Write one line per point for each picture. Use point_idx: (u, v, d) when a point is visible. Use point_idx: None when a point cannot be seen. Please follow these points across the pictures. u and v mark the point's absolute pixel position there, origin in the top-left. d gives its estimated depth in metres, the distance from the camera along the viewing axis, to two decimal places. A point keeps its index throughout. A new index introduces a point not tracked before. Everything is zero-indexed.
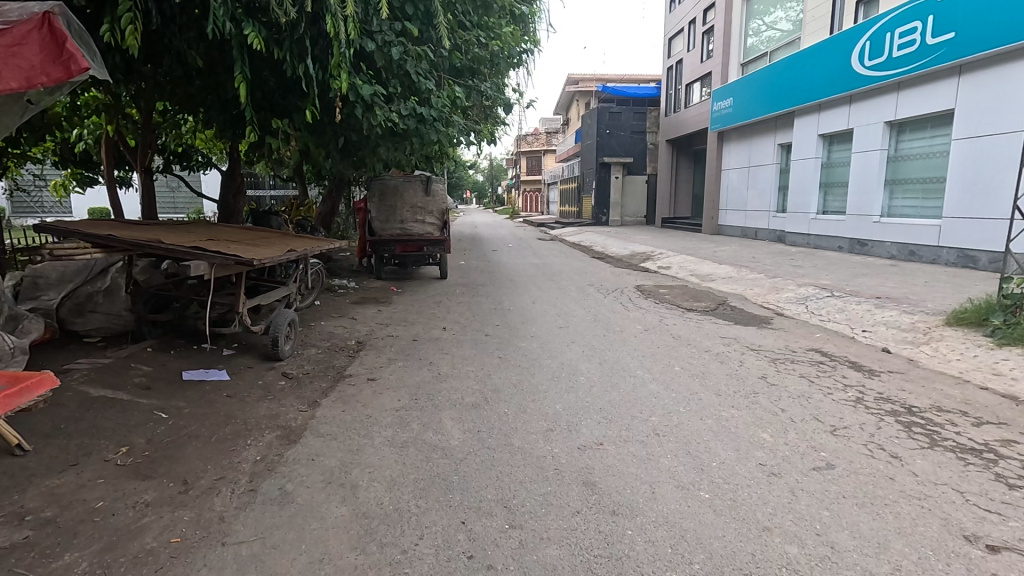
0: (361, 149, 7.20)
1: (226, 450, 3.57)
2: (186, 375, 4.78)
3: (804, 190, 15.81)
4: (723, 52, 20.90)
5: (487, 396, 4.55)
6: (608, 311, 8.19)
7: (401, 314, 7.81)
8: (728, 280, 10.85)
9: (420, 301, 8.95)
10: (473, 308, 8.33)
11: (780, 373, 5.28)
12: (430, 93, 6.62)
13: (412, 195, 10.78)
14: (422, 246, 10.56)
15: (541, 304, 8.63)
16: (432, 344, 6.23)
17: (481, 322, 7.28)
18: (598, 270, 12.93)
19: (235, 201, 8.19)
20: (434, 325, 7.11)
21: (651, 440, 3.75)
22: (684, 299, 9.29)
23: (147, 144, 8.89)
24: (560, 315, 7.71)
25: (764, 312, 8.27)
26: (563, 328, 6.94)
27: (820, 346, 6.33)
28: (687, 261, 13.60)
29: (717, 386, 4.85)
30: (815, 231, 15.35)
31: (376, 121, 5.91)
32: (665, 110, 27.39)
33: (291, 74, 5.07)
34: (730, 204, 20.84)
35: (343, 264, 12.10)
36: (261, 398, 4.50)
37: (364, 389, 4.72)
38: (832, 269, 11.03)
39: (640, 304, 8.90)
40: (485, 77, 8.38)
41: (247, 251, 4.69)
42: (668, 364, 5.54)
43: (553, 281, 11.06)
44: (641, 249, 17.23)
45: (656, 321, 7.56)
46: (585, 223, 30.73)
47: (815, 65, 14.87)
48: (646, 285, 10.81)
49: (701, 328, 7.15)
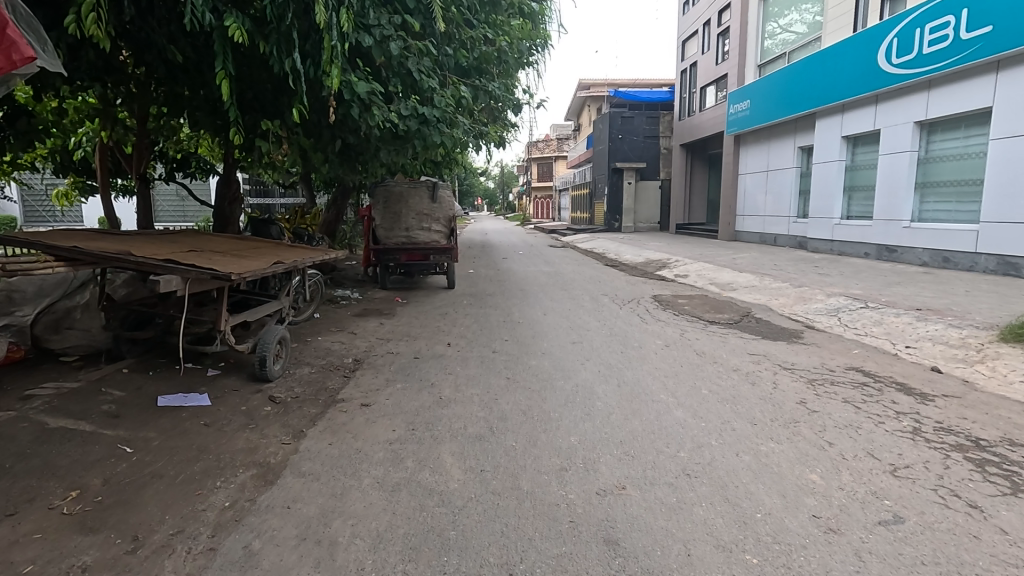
0: (362, 153, 6.78)
1: (190, 493, 3.11)
2: (162, 401, 4.35)
3: (827, 195, 15.19)
4: (739, 53, 20.36)
5: (492, 426, 4.06)
6: (624, 324, 7.66)
7: (404, 327, 7.35)
8: (751, 289, 10.27)
9: (425, 313, 8.49)
10: (480, 320, 7.86)
11: (821, 397, 4.73)
12: (433, 91, 6.16)
13: (417, 202, 10.37)
14: (428, 254, 10.16)
15: (553, 316, 8.13)
16: (435, 362, 5.75)
17: (490, 337, 6.81)
18: (612, 279, 12.40)
19: (231, 209, 7.81)
20: (438, 340, 6.64)
21: (681, 482, 3.23)
22: (706, 311, 8.74)
23: (143, 150, 8.58)
24: (574, 329, 7.21)
25: (793, 325, 7.70)
26: (577, 344, 6.42)
27: (859, 364, 5.76)
28: (705, 269, 13.04)
29: (751, 413, 4.31)
30: (839, 236, 14.71)
31: (375, 121, 5.49)
32: (678, 114, 26.86)
33: (279, 71, 4.65)
34: (747, 209, 20.22)
35: (347, 273, 11.69)
36: (241, 427, 4.04)
37: (357, 417, 4.24)
38: (861, 277, 10.41)
39: (658, 316, 8.37)
40: (493, 76, 7.95)
41: (227, 265, 4.26)
42: (693, 386, 5.01)
43: (565, 291, 10.56)
44: (655, 256, 16.67)
45: (676, 335, 7.03)
46: (597, 229, 30.19)
47: (837, 64, 14.28)
48: (663, 295, 10.26)
49: (727, 344, 6.61)
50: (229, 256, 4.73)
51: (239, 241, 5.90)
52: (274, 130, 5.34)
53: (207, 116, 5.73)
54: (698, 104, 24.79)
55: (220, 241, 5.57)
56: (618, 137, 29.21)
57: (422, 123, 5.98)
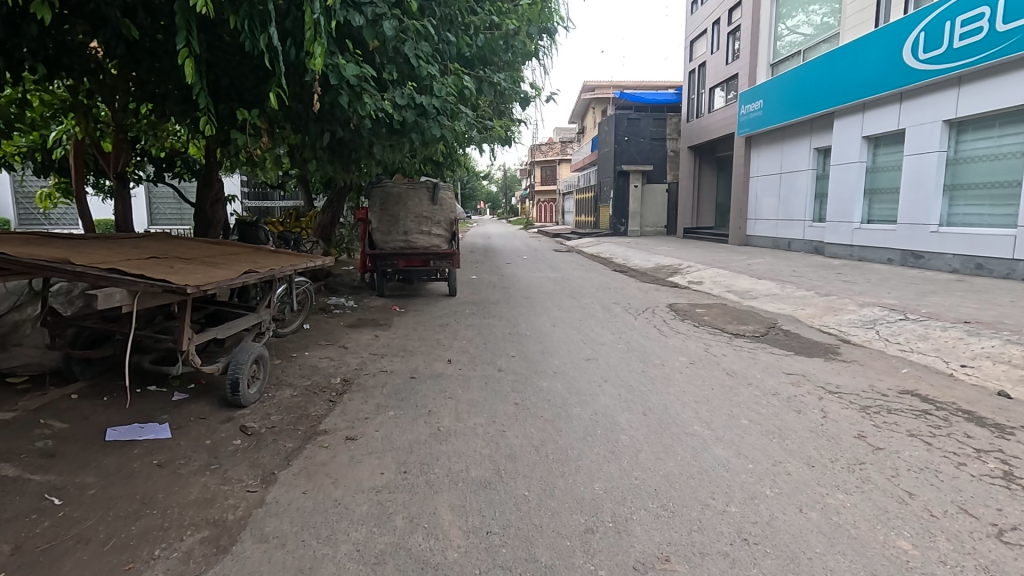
0: (355, 148, 6.17)
1: (119, 565, 2.46)
2: (112, 435, 3.70)
3: (845, 198, 14.53)
4: (751, 52, 19.71)
5: (500, 468, 3.40)
6: (642, 337, 7.00)
7: (400, 341, 6.70)
8: (773, 298, 9.61)
9: (424, 324, 7.85)
10: (484, 332, 7.20)
11: (882, 430, 4.06)
12: (433, 79, 5.48)
13: (416, 204, 9.73)
14: (427, 260, 9.51)
15: (563, 327, 7.46)
16: (433, 383, 5.10)
17: (496, 352, 6.15)
18: (623, 286, 11.76)
19: (213, 211, 7.20)
20: (438, 356, 5.99)
21: (739, 553, 2.56)
22: (728, 322, 8.08)
23: (123, 149, 7.98)
24: (587, 343, 6.55)
25: (826, 338, 7.03)
26: (593, 362, 5.76)
27: (914, 386, 5.10)
28: (720, 275, 12.39)
29: (806, 452, 3.64)
30: (859, 241, 14.05)
31: (367, 111, 4.87)
32: (686, 116, 26.22)
33: (253, 49, 4.01)
34: (759, 212, 19.55)
35: (343, 280, 11.08)
36: (200, 469, 3.39)
37: (340, 456, 3.59)
38: (891, 285, 9.74)
39: (677, 327, 7.71)
40: (498, 67, 7.32)
41: (188, 274, 3.62)
42: (730, 414, 4.35)
43: (574, 299, 9.92)
44: (665, 261, 16.04)
45: (700, 350, 6.37)
46: (603, 234, 29.57)
47: (858, 60, 13.64)
48: (679, 304, 9.61)
49: (758, 361, 5.94)
50: (195, 264, 4.10)
51: (214, 246, 5.28)
52: (251, 121, 4.73)
53: (179, 106, 5.13)
54: (707, 105, 24.18)
55: (191, 248, 4.95)
56: (624, 139, 28.56)
57: (420, 116, 5.36)
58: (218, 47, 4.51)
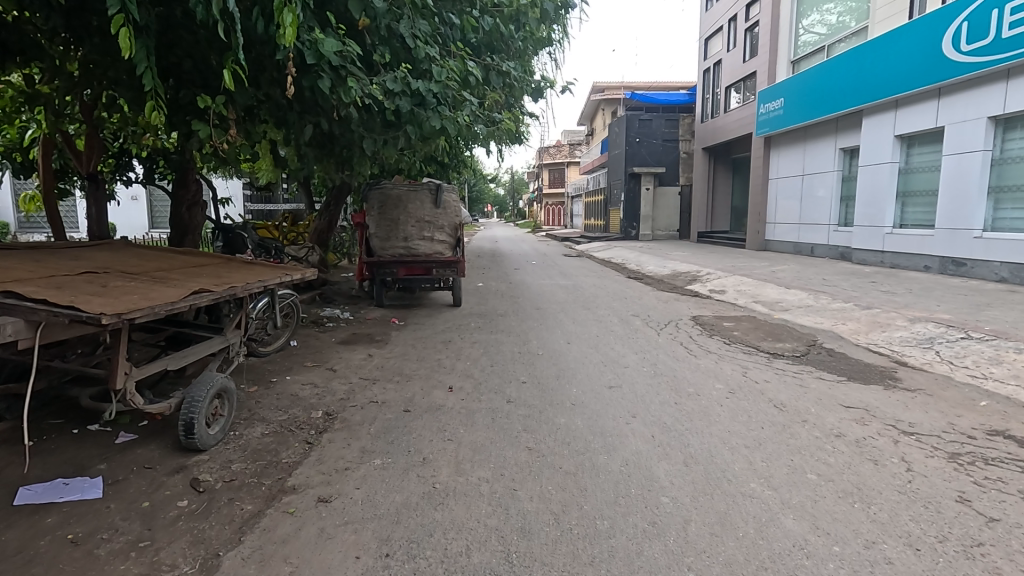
0: (348, 145, 5.47)
1: None
2: (25, 498, 3.01)
3: (876, 200, 13.66)
4: (770, 49, 18.84)
5: (511, 552, 2.61)
6: (669, 358, 6.20)
7: (396, 362, 5.95)
8: (807, 310, 8.78)
9: (424, 340, 7.08)
10: (491, 351, 6.42)
11: (988, 490, 3.24)
12: (431, 62, 4.73)
13: (418, 207, 8.98)
14: (430, 268, 8.77)
15: (579, 346, 6.67)
16: (431, 419, 4.32)
17: (505, 377, 5.37)
18: (640, 295, 10.97)
19: (189, 215, 6.48)
20: (438, 383, 5.21)
21: None
22: (762, 339, 7.28)
23: (96, 146, 7.24)
24: (608, 366, 5.78)
25: (878, 360, 6.20)
26: (617, 392, 4.97)
27: (1004, 425, 4.28)
28: (744, 284, 11.60)
29: (902, 527, 2.84)
30: (891, 247, 13.20)
31: (353, 98, 4.14)
32: (701, 116, 25.37)
33: (208, 17, 3.27)
34: (779, 216, 18.69)
35: (340, 289, 10.40)
36: (124, 547, 2.66)
37: (307, 528, 2.83)
38: (937, 296, 8.90)
39: (706, 346, 6.91)
40: (509, 55, 6.57)
41: (117, 298, 2.88)
42: (791, 464, 3.55)
43: (589, 310, 9.14)
44: (682, 267, 15.24)
45: (738, 375, 5.56)
46: (613, 237, 28.80)
47: (890, 55, 12.80)
48: (704, 317, 8.79)
49: (807, 390, 5.12)
50: (140, 283, 3.36)
51: (180, 257, 4.57)
52: (217, 109, 4.02)
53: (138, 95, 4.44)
54: (722, 105, 23.32)
55: (148, 260, 4.23)
56: (636, 140, 27.74)
57: (418, 106, 4.64)
58: (173, 22, 3.80)
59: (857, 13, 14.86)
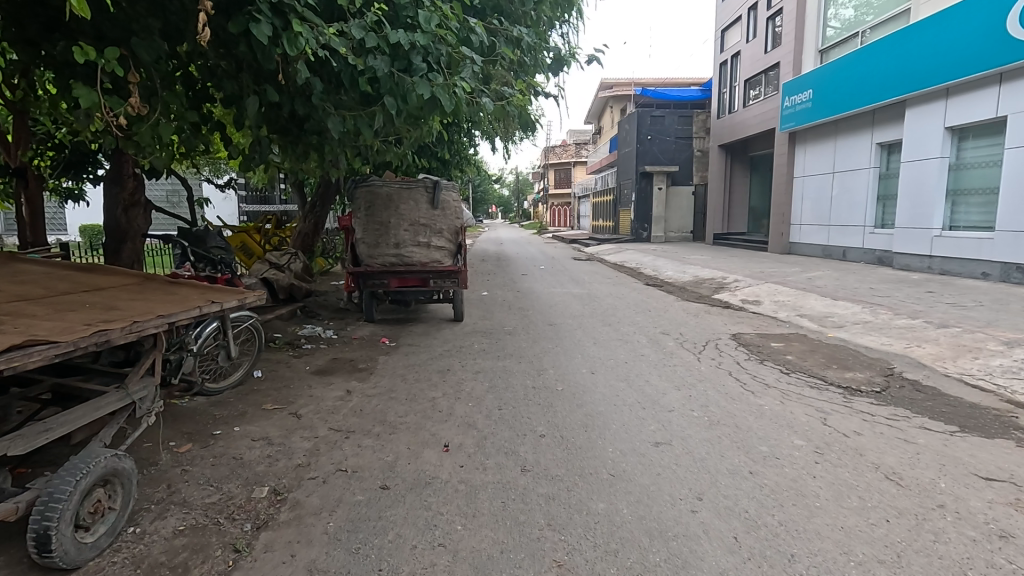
0: (317, 126, 4.31)
1: None
2: None
3: (921, 200, 12.39)
4: (796, 37, 17.51)
5: None
6: (721, 396, 4.95)
7: (380, 403, 4.72)
8: (867, 328, 7.51)
9: (418, 368, 5.83)
10: (499, 386, 5.20)
11: None
12: (417, 5, 3.51)
13: (411, 208, 7.76)
14: (426, 279, 7.56)
15: (607, 377, 5.45)
16: (418, 504, 3.09)
17: (518, 429, 4.13)
18: (665, 307, 9.74)
19: (127, 219, 5.36)
20: (430, 439, 3.99)
21: None
22: (826, 366, 6.03)
23: (24, 138, 5.92)
24: (648, 410, 4.56)
25: (986, 400, 4.94)
26: (668, 455, 3.72)
27: None
28: (780, 293, 10.37)
29: None
30: (941, 251, 11.95)
31: (304, 52, 2.95)
32: (717, 111, 24.04)
33: None
34: (805, 218, 17.43)
35: (327, 300, 9.22)
36: None
37: None
38: (1019, 310, 7.61)
39: (760, 376, 5.68)
40: (518, 20, 5.34)
41: None
42: None
43: (611, 327, 7.93)
44: (705, 273, 14.01)
45: (816, 424, 4.32)
46: (623, 239, 27.59)
47: (941, 37, 11.59)
48: (747, 335, 7.53)
49: (918, 449, 3.87)
50: None
51: (77, 278, 3.35)
52: (110, 68, 2.84)
53: (26, 51, 3.34)
54: (740, 99, 22.00)
55: (21, 283, 3.02)
56: (647, 138, 26.45)
57: (402, 72, 3.48)
58: None
59: (874, 6, 14.17)
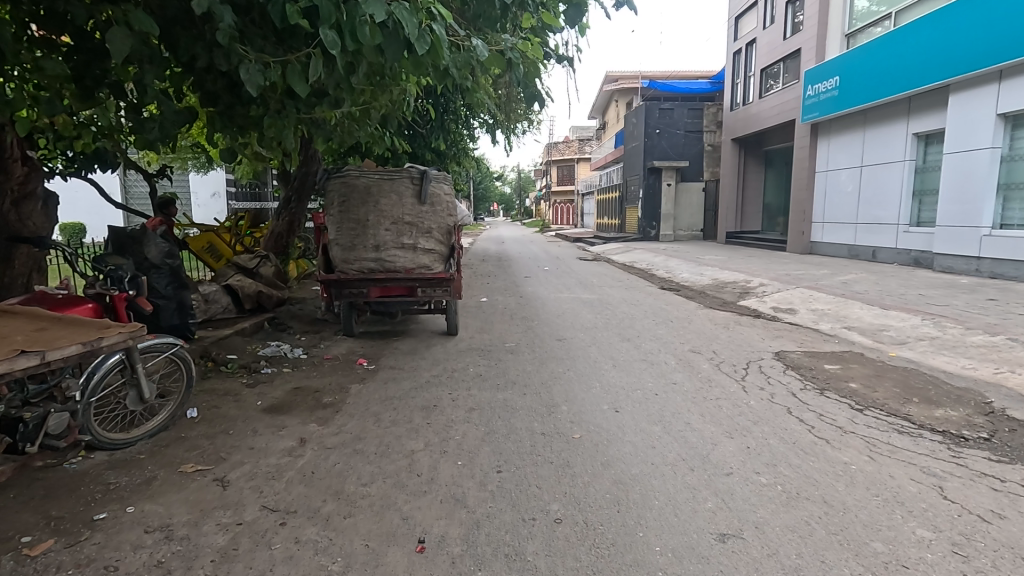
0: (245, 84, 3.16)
1: None
2: None
3: (967, 194, 11.18)
4: (819, 22, 16.29)
5: None
6: (788, 450, 3.77)
7: (339, 463, 3.53)
8: (936, 346, 6.32)
9: (397, 403, 4.65)
10: (498, 432, 4.02)
11: None
12: None
13: (395, 203, 6.58)
14: (412, 287, 6.42)
15: (637, 419, 4.26)
16: None
17: (524, 510, 2.96)
18: (687, 316, 8.55)
19: (17, 214, 4.74)
20: (400, 528, 2.81)
21: None
22: (904, 399, 4.85)
23: None
24: (697, 473, 3.38)
25: None
26: (741, 560, 2.55)
27: None
28: (817, 300, 9.19)
29: None
30: (991, 251, 10.74)
31: None
32: (731, 103, 22.80)
33: None
34: (828, 216, 16.22)
35: (301, 309, 8.06)
36: None
37: None
38: None
39: (826, 414, 4.52)
40: None
41: None
42: None
43: (629, 343, 6.75)
44: (724, 275, 12.83)
45: (935, 498, 3.13)
46: (629, 237, 26.37)
47: (993, 14, 10.37)
48: (793, 354, 6.34)
49: None
50: None
51: None
52: None
53: None
54: (756, 91, 20.76)
55: None
56: (655, 132, 25.34)
57: None
58: None
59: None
